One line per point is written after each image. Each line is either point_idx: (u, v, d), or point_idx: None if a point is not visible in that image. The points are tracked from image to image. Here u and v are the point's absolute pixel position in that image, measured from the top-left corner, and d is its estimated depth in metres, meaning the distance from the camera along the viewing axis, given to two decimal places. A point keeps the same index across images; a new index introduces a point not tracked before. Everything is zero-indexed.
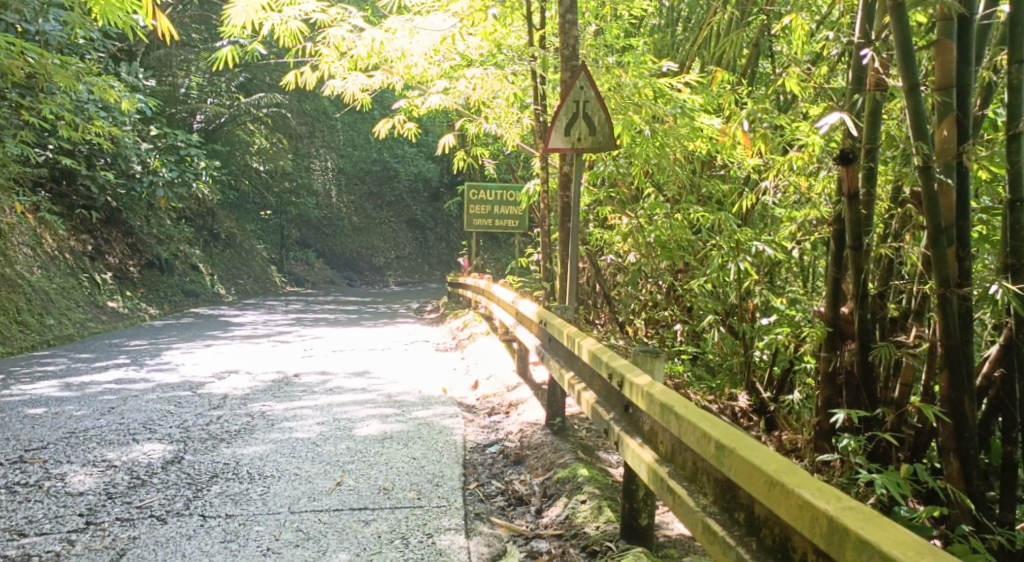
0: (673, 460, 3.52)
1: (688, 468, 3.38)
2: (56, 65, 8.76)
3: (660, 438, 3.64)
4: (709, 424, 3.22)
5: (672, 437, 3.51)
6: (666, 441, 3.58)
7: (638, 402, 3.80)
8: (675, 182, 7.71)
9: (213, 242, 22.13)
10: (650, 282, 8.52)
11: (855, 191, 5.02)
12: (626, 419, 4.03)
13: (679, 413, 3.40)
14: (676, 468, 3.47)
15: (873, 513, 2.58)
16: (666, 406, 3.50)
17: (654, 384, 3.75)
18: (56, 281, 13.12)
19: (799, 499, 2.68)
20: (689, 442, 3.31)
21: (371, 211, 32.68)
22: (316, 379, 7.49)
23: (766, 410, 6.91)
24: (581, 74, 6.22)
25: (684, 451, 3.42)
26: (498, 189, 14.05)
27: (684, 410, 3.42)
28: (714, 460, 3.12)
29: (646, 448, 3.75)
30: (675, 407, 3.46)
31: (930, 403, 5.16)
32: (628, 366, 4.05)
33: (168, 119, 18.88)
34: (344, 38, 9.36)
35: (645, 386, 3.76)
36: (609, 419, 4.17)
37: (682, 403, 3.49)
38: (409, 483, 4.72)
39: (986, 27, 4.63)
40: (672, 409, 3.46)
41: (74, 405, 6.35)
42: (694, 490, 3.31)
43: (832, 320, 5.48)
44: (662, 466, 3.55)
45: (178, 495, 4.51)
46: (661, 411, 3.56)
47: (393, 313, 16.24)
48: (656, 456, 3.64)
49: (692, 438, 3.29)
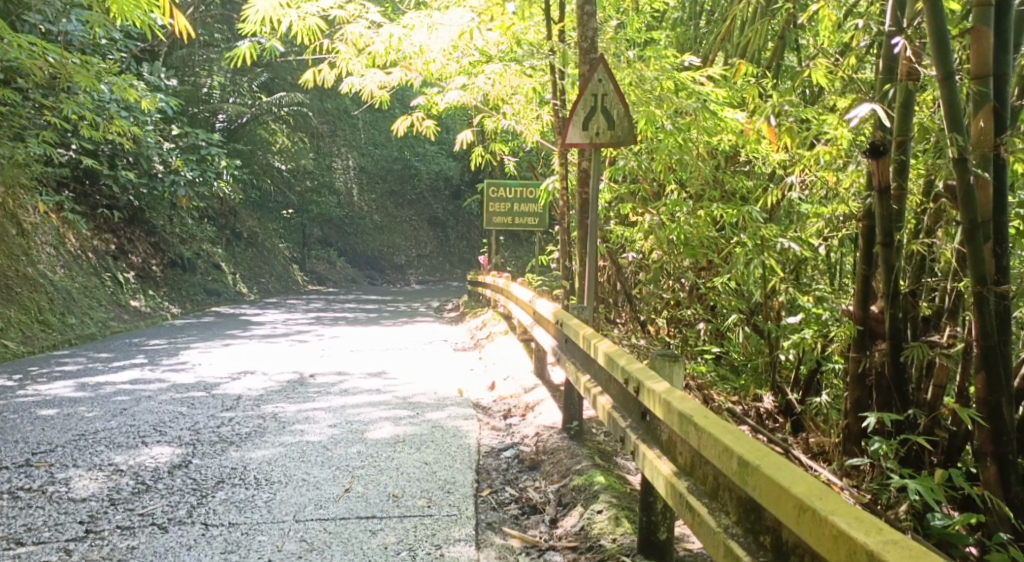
0: (692, 474, 3.36)
1: (708, 484, 3.22)
2: (75, 64, 8.70)
3: (678, 449, 3.48)
4: (731, 438, 3.06)
5: (692, 450, 3.35)
6: (685, 453, 3.42)
7: (656, 411, 3.64)
8: (699, 178, 7.58)
9: (235, 241, 22.15)
10: (673, 280, 8.36)
11: (885, 185, 4.84)
12: (643, 428, 3.87)
13: (700, 426, 3.23)
14: (696, 483, 3.31)
15: (920, 549, 2.38)
16: (686, 417, 3.34)
17: (673, 392, 3.59)
18: (78, 281, 13.12)
19: (834, 529, 2.49)
20: (710, 457, 3.14)
21: (392, 210, 32.60)
22: (332, 380, 7.39)
23: (793, 413, 6.76)
24: (599, 66, 6.05)
25: (704, 466, 3.26)
26: (518, 187, 13.89)
27: (704, 420, 3.26)
28: (737, 478, 2.95)
29: (664, 459, 3.60)
30: (694, 418, 3.29)
31: (965, 405, 4.98)
32: (646, 372, 3.89)
33: (190, 118, 18.92)
34: (362, 35, 9.26)
35: (664, 393, 3.60)
36: (626, 427, 4.04)
37: (703, 413, 3.33)
38: (420, 490, 4.59)
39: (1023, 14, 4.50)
40: (691, 420, 3.30)
41: (86, 406, 6.28)
42: (715, 508, 3.15)
43: (861, 319, 5.30)
44: (681, 480, 3.40)
45: (182, 502, 4.41)
46: (681, 422, 3.40)
47: (413, 312, 16.16)
48: (674, 468, 3.50)
49: (713, 453, 3.12)
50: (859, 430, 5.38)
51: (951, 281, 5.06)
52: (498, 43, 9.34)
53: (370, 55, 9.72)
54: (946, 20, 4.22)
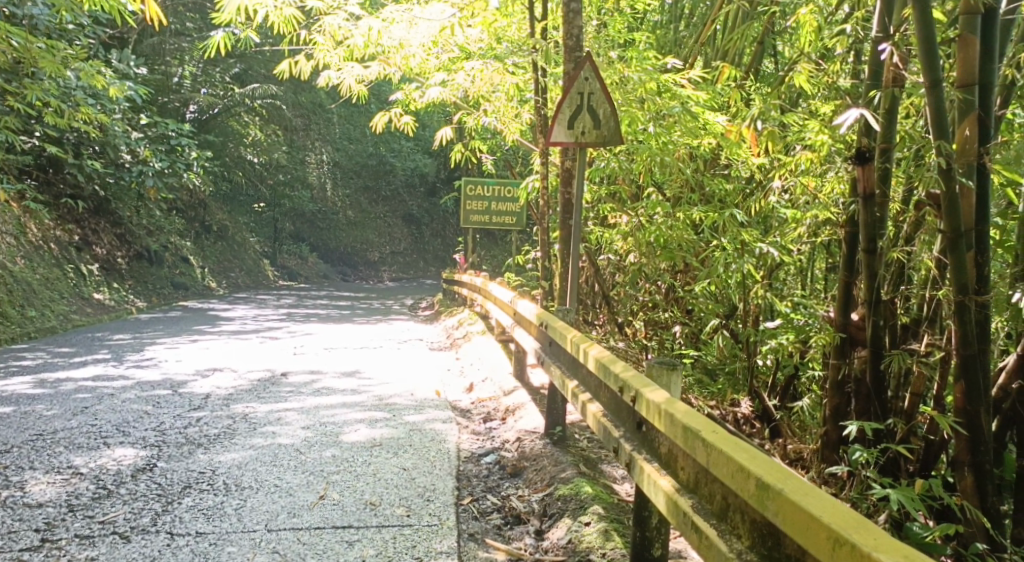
0: (697, 491, 3.24)
1: (715, 503, 3.10)
2: (40, 48, 8.44)
3: (681, 464, 3.36)
4: (745, 456, 2.93)
5: (697, 465, 3.23)
6: (688, 469, 3.30)
7: (656, 422, 3.52)
8: (678, 181, 7.45)
9: (204, 234, 21.81)
10: (650, 283, 8.22)
11: (870, 192, 4.74)
12: (640, 439, 3.76)
13: (709, 440, 3.10)
14: (701, 500, 3.19)
15: None
16: (692, 430, 3.21)
17: (674, 403, 3.47)
18: (40, 272, 12.81)
19: None
20: (721, 475, 3.02)
21: (366, 206, 32.31)
22: (304, 379, 7.19)
23: (770, 419, 6.66)
24: (586, 64, 5.91)
25: (710, 484, 3.14)
26: (495, 185, 13.74)
27: (713, 435, 3.13)
28: (754, 500, 2.82)
29: (664, 474, 3.48)
30: (702, 433, 3.16)
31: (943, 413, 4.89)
32: (642, 381, 3.77)
33: (159, 108, 18.60)
34: (341, 27, 9.09)
35: (664, 404, 3.48)
36: (618, 438, 3.92)
37: (710, 427, 3.21)
38: (398, 497, 4.43)
39: (1009, 22, 4.35)
40: (699, 434, 3.17)
41: (45, 404, 6.04)
42: (723, 529, 3.02)
43: (842, 326, 5.19)
44: (684, 496, 3.28)
45: (146, 508, 4.22)
46: (685, 436, 3.28)
47: (386, 309, 15.97)
48: (675, 484, 3.38)
49: (723, 471, 3.00)
50: (839, 437, 5.28)
51: (930, 288, 4.96)
52: (478, 39, 9.18)
53: (349, 48, 9.54)
54: (932, 27, 4.11)
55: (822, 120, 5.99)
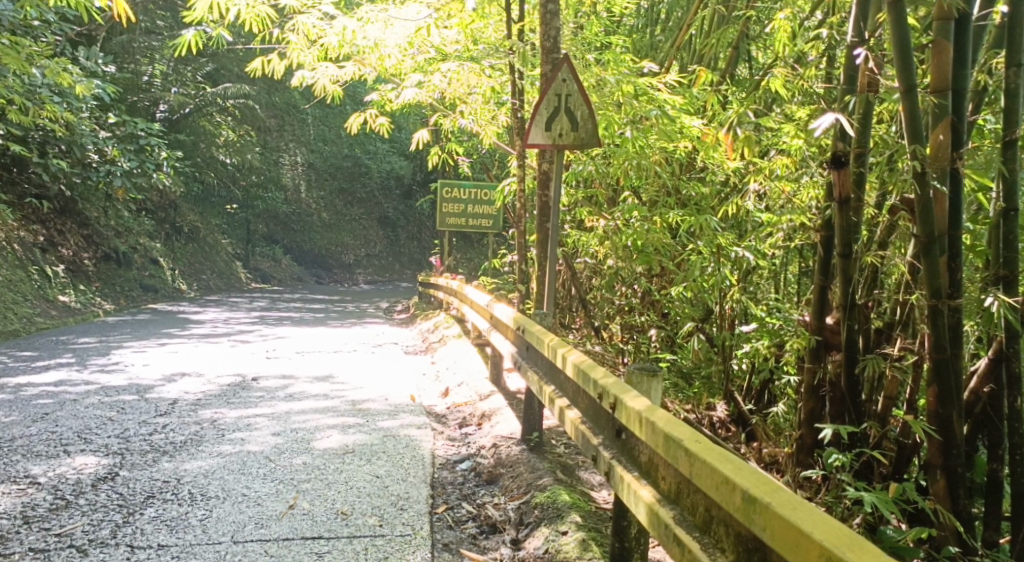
0: (678, 501, 3.20)
1: (698, 515, 3.05)
2: (4, 45, 8.29)
3: (662, 474, 3.31)
4: (730, 467, 2.88)
5: (679, 476, 3.19)
6: (670, 479, 3.26)
7: (637, 430, 3.47)
8: (654, 185, 7.38)
9: (175, 236, 21.56)
10: (626, 286, 8.17)
11: (846, 196, 4.69)
12: (619, 446, 3.72)
13: (691, 451, 3.05)
14: (683, 512, 3.15)
15: None
16: (674, 439, 3.17)
17: (654, 410, 3.42)
18: (3, 274, 12.59)
19: None
20: (704, 487, 2.97)
21: (341, 208, 32.12)
22: (277, 383, 7.09)
23: (746, 423, 6.64)
24: (564, 65, 5.85)
25: (693, 495, 3.09)
26: (471, 188, 13.66)
27: (696, 445, 3.08)
28: (740, 513, 2.76)
29: (644, 483, 3.43)
30: (685, 443, 3.11)
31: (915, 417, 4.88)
32: (621, 387, 3.72)
33: (129, 107, 18.39)
34: (314, 26, 9.00)
35: (644, 412, 3.43)
36: (597, 445, 3.88)
37: (693, 436, 3.16)
38: (371, 506, 4.35)
39: (982, 28, 4.29)
40: (681, 444, 3.12)
41: (5, 411, 5.90)
42: (708, 542, 2.97)
43: (817, 329, 5.15)
44: (665, 507, 3.24)
45: (106, 520, 4.11)
46: (666, 445, 3.23)
47: (361, 312, 15.81)
48: (655, 494, 3.33)
49: (707, 483, 2.95)
50: (814, 441, 5.25)
51: (903, 292, 4.93)
52: (454, 40, 9.10)
53: (323, 48, 9.44)
54: (907, 33, 4.08)
55: (798, 123, 5.96)
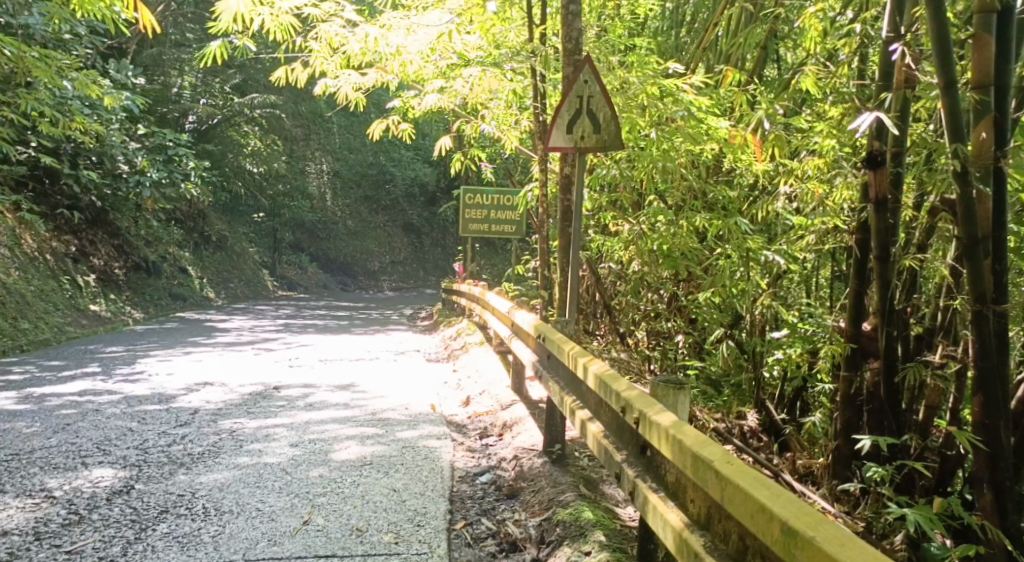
0: (708, 527, 3.05)
1: (731, 543, 2.90)
2: (35, 57, 8.28)
3: (691, 497, 3.17)
4: (767, 494, 2.72)
5: (709, 499, 3.04)
6: (700, 502, 3.11)
7: (662, 448, 3.32)
8: (680, 188, 7.23)
9: (203, 245, 21.60)
10: (652, 291, 7.99)
11: (883, 197, 4.57)
12: (644, 464, 3.58)
13: (723, 474, 2.89)
14: (714, 539, 3.00)
15: None
16: (704, 460, 3.01)
17: (681, 426, 3.27)
18: (34, 284, 12.61)
19: None
20: (737, 514, 2.82)
21: (365, 215, 32.19)
22: (298, 392, 7.00)
23: (779, 432, 6.45)
24: (585, 65, 5.70)
25: (725, 521, 2.94)
26: (494, 194, 13.56)
27: (728, 466, 2.93)
28: (779, 546, 2.62)
29: (671, 505, 3.28)
30: (715, 464, 2.96)
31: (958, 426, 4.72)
32: (647, 401, 3.57)
33: (158, 118, 18.44)
34: (337, 33, 8.91)
35: (670, 428, 3.28)
36: (621, 461, 3.73)
37: (724, 456, 3.00)
38: (387, 523, 4.22)
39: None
40: (711, 465, 2.97)
41: (26, 421, 5.84)
42: None
43: (853, 336, 4.99)
44: (695, 533, 3.09)
45: (118, 537, 4.02)
46: (695, 466, 3.08)
47: (385, 319, 15.73)
48: (684, 518, 3.18)
49: (741, 510, 2.80)
50: (850, 452, 5.07)
51: (944, 297, 4.81)
52: (477, 46, 8.99)
53: (346, 55, 9.34)
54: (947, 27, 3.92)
55: (831, 122, 5.77)
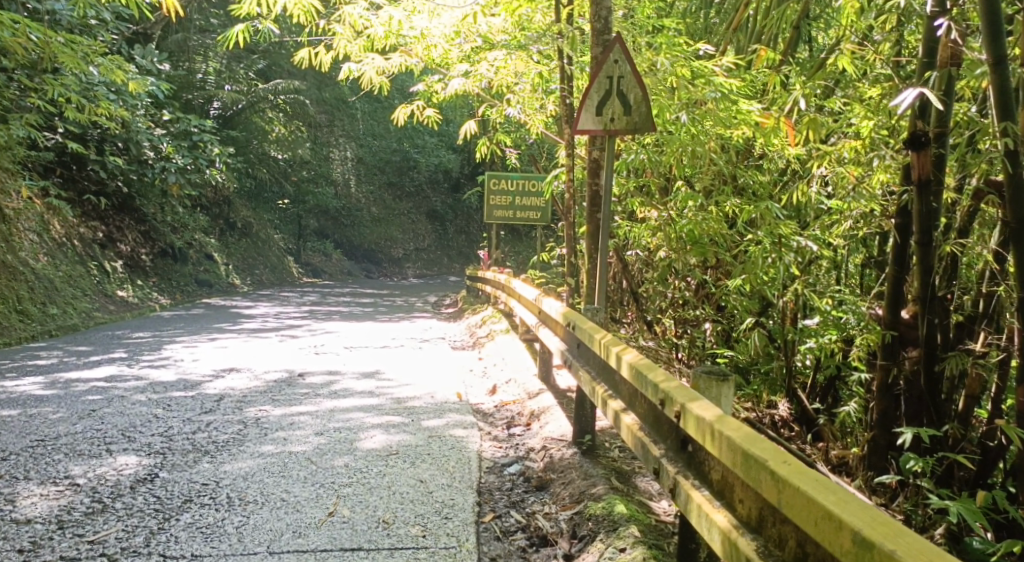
0: (759, 530, 2.95)
1: (787, 548, 2.81)
2: (61, 42, 8.27)
3: (739, 497, 3.08)
4: (833, 500, 2.63)
5: (761, 500, 2.94)
6: (749, 503, 3.02)
7: (707, 444, 3.23)
8: (709, 173, 7.08)
9: (228, 231, 21.63)
10: (679, 279, 7.86)
11: (926, 179, 4.44)
12: (684, 459, 3.48)
13: (780, 476, 2.79)
14: (767, 543, 2.90)
15: None
16: (757, 459, 2.91)
17: (727, 421, 3.17)
18: (62, 269, 12.65)
19: None
20: (797, 518, 2.72)
21: (390, 202, 32.20)
22: (323, 380, 6.94)
23: (811, 423, 6.43)
24: (615, 45, 5.57)
25: (780, 525, 2.85)
26: (520, 179, 13.45)
27: (786, 468, 2.83)
28: (848, 556, 2.53)
29: (717, 505, 3.20)
30: (770, 464, 2.86)
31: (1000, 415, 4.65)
32: (688, 393, 3.46)
33: (184, 105, 18.44)
34: (361, 17, 8.83)
35: (716, 424, 3.18)
36: (658, 455, 3.65)
37: (779, 456, 2.91)
38: (414, 515, 4.16)
39: None
40: (767, 467, 2.87)
41: (52, 407, 5.82)
42: None
43: (892, 324, 4.86)
44: (744, 535, 3.00)
45: (141, 526, 3.97)
46: (746, 465, 2.98)
47: (410, 306, 15.68)
48: (731, 520, 3.09)
49: (803, 515, 2.70)
50: (887, 442, 4.97)
51: (987, 283, 4.77)
52: (502, 28, 8.80)
53: (369, 38, 9.22)
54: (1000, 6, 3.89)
55: (868, 105, 5.61)
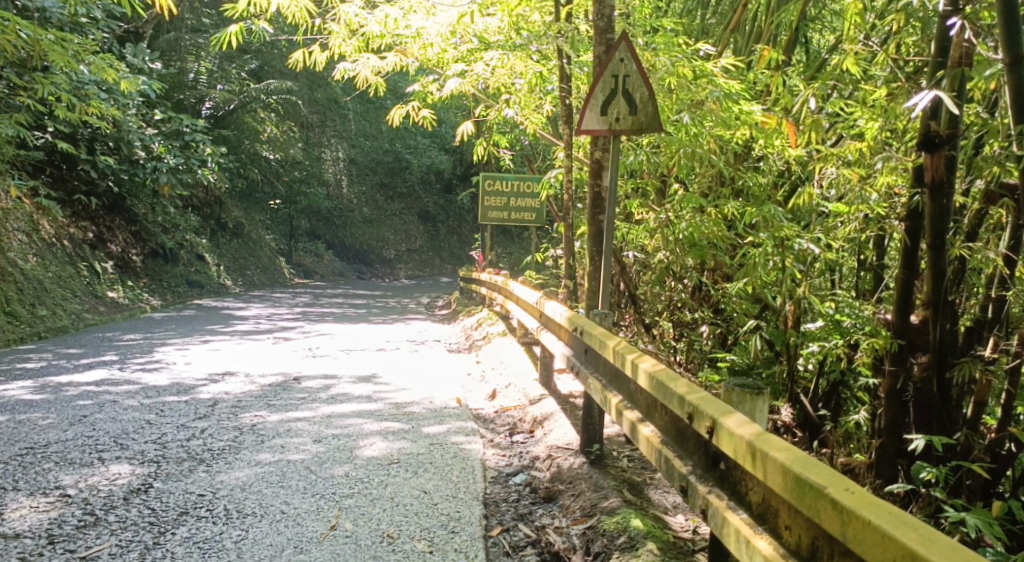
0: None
1: None
2: (52, 41, 8.11)
3: (785, 523, 3.01)
4: (912, 537, 2.57)
5: (815, 529, 2.88)
6: (798, 531, 2.95)
7: (749, 466, 3.17)
8: (708, 174, 6.94)
9: (220, 232, 21.45)
10: (676, 281, 7.75)
11: (939, 180, 4.32)
12: (716, 478, 3.44)
13: (846, 507, 2.73)
14: None
15: None
16: (815, 486, 2.85)
17: (769, 441, 3.13)
18: (52, 270, 12.47)
19: None
20: (867, 553, 2.66)
21: (382, 203, 32.07)
22: (319, 384, 6.81)
23: (815, 428, 6.18)
24: (621, 44, 5.48)
25: (839, 557, 2.78)
26: (514, 180, 13.33)
27: (852, 497, 2.76)
28: None
29: (759, 531, 3.12)
30: (831, 492, 2.80)
31: (1010, 422, 4.57)
32: (721, 409, 3.42)
33: (175, 105, 18.26)
34: (357, 16, 8.71)
35: (758, 444, 3.13)
36: (686, 472, 3.60)
37: (838, 483, 2.85)
38: (419, 529, 4.05)
39: None
40: (830, 497, 2.79)
41: (41, 413, 5.67)
42: None
43: (900, 330, 4.75)
44: None
45: (136, 541, 3.85)
46: (799, 491, 2.92)
47: (403, 307, 15.54)
48: (777, 548, 3.02)
49: (874, 551, 2.64)
50: (895, 450, 4.82)
51: (995, 288, 4.63)
52: (498, 28, 8.63)
53: (365, 38, 9.09)
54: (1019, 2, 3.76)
55: (875, 107, 5.50)
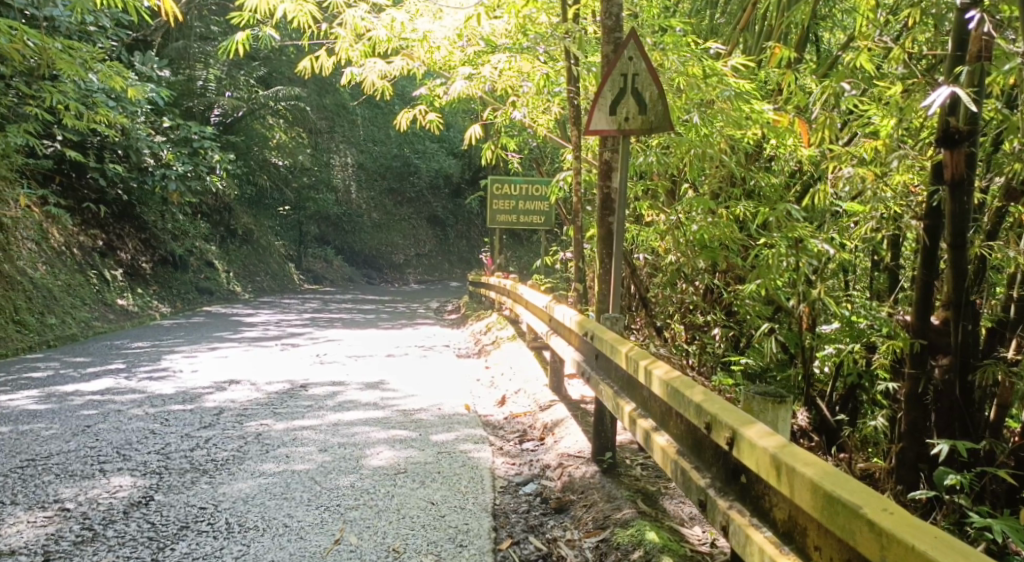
0: None
1: None
2: (58, 49, 8.03)
3: (814, 544, 2.91)
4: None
5: (849, 550, 2.77)
6: (829, 551, 2.85)
7: (773, 481, 3.05)
8: (719, 175, 6.81)
9: (230, 238, 21.40)
10: (687, 284, 7.63)
11: (959, 178, 4.20)
12: (737, 491, 3.33)
13: (885, 530, 2.63)
14: None
15: None
16: (849, 507, 2.74)
17: (794, 454, 3.02)
18: (60, 278, 12.41)
19: None
20: None
21: (391, 208, 32.01)
22: (326, 392, 6.71)
23: (831, 432, 6.10)
24: (630, 42, 5.37)
25: None
26: (523, 184, 13.22)
27: (890, 519, 2.65)
28: None
29: (786, 550, 3.01)
30: (867, 513, 2.69)
31: None
32: (740, 419, 3.31)
33: (183, 112, 18.21)
34: (362, 20, 8.62)
35: (783, 457, 3.02)
36: (705, 485, 3.48)
37: (873, 502, 2.74)
38: (425, 542, 3.95)
39: None
40: (867, 519, 2.68)
41: (45, 423, 5.59)
42: None
43: (920, 331, 4.57)
44: None
45: (135, 558, 3.76)
46: (831, 510, 2.81)
47: (413, 313, 15.44)
48: None
49: None
50: (916, 454, 4.70)
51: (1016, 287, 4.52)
52: (504, 30, 8.52)
53: (371, 42, 9.00)
54: None
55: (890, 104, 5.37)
